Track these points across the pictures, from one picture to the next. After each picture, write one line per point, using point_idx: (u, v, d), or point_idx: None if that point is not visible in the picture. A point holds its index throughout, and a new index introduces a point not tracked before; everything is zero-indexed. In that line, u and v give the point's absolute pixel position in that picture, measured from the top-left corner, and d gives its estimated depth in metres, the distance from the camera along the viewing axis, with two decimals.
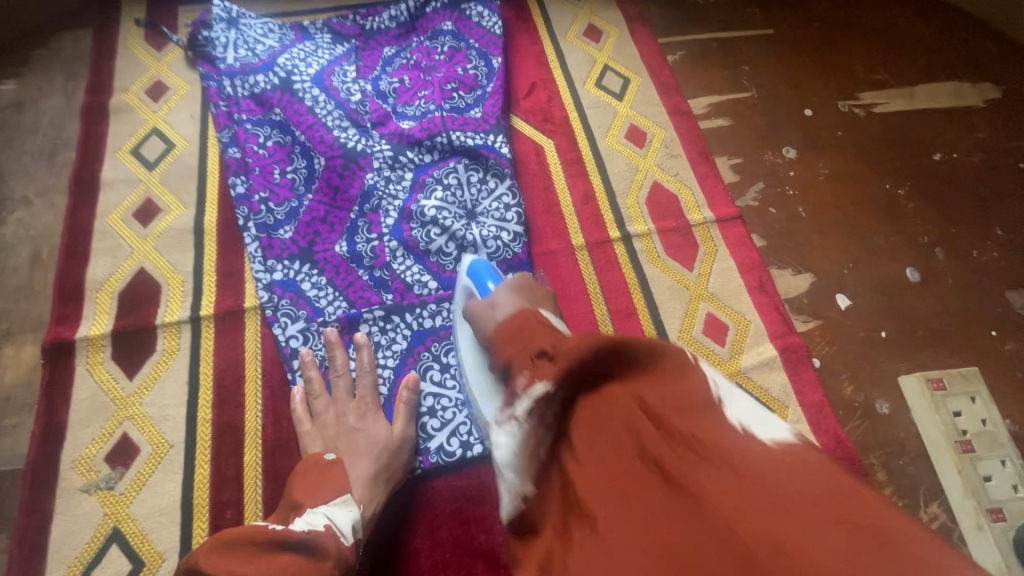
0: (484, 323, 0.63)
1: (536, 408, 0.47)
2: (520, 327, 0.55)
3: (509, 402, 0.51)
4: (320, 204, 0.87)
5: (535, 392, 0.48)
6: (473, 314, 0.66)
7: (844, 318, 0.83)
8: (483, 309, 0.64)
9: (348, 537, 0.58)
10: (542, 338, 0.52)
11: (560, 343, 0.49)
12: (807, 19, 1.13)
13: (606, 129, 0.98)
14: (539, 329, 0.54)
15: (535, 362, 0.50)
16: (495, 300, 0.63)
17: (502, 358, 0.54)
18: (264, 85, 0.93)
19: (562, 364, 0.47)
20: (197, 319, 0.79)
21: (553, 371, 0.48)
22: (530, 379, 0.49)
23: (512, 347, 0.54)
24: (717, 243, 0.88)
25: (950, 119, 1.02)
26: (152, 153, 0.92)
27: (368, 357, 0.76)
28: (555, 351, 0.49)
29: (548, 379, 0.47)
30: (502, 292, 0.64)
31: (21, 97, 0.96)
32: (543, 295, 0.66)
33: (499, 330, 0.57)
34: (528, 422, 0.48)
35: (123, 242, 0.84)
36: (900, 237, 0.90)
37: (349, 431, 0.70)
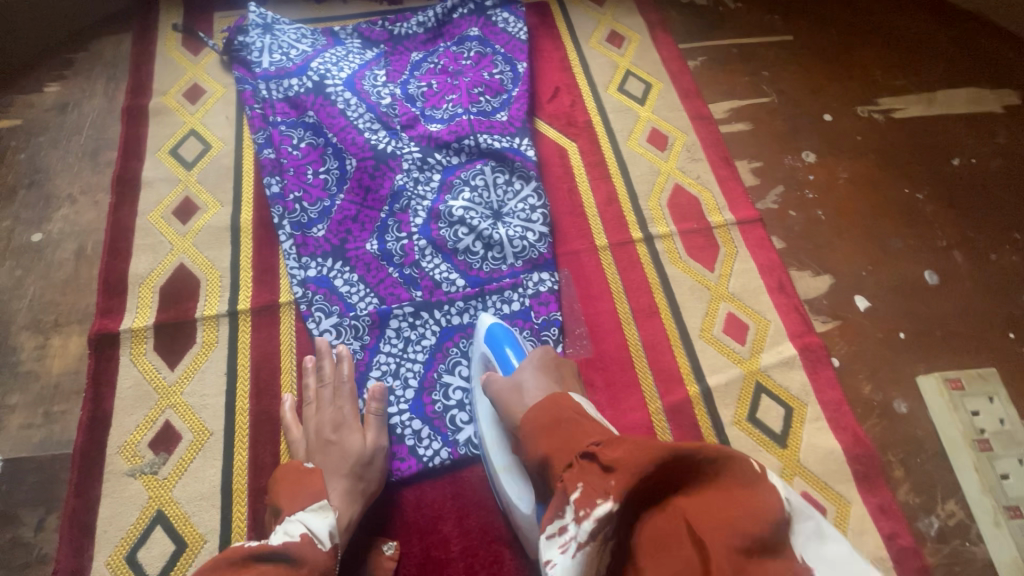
0: (511, 409, 0.63)
1: (596, 530, 0.40)
2: (558, 419, 0.52)
3: (560, 515, 0.42)
4: (352, 204, 0.90)
5: (597, 513, 0.40)
6: (496, 396, 0.66)
7: (863, 319, 0.85)
8: (510, 392, 0.64)
9: (325, 541, 0.59)
10: (584, 438, 0.48)
11: (610, 446, 0.44)
12: (826, 25, 1.15)
13: (628, 133, 1.00)
14: (576, 428, 0.50)
15: (582, 465, 0.45)
16: (522, 382, 0.64)
17: (540, 456, 0.50)
18: (298, 88, 0.96)
19: (620, 480, 0.41)
20: (234, 313, 0.82)
21: (614, 486, 0.41)
22: (586, 493, 0.42)
23: (550, 445, 0.49)
24: (738, 245, 0.90)
25: (969, 124, 1.03)
26: (190, 153, 0.95)
27: (348, 367, 0.76)
28: (608, 456, 0.43)
29: (615, 496, 0.41)
30: (528, 371, 0.65)
31: (65, 98, 1.00)
32: (569, 372, 0.66)
33: (532, 420, 0.53)
34: (591, 547, 0.40)
35: (163, 238, 0.87)
36: (918, 240, 0.92)
37: (326, 443, 0.71)
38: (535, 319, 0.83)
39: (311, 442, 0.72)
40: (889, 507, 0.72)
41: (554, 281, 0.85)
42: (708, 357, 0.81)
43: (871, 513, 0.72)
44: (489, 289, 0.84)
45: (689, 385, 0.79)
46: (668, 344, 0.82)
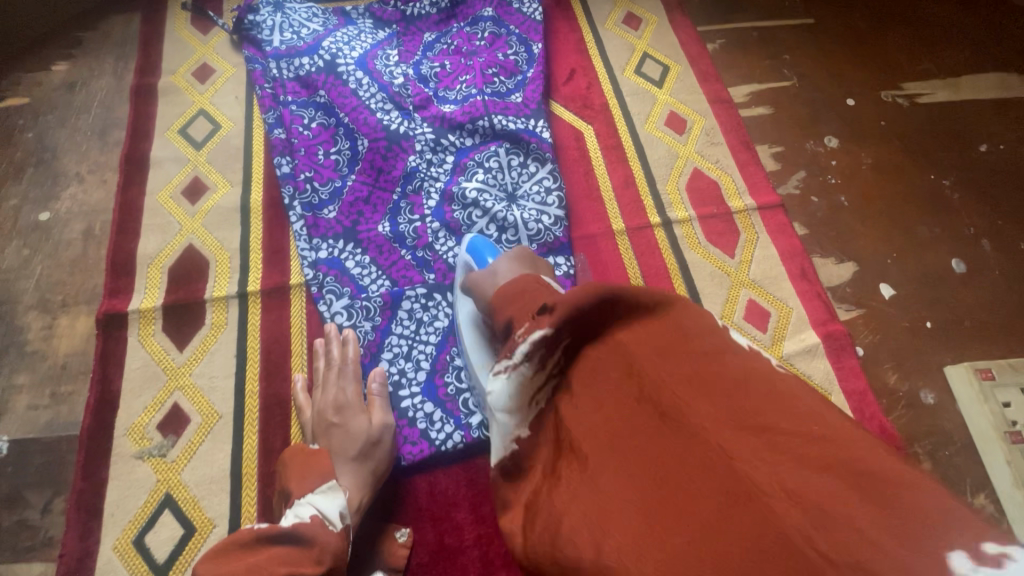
0: (483, 291, 0.62)
1: (535, 352, 0.45)
2: (524, 288, 0.51)
3: (507, 352, 0.47)
4: (363, 185, 0.88)
5: (534, 337, 0.45)
6: (472, 285, 0.65)
7: (888, 307, 0.82)
8: (483, 279, 0.63)
9: (336, 521, 0.58)
10: (543, 295, 0.49)
11: (562, 293, 0.47)
12: (848, 9, 1.11)
13: (646, 116, 0.98)
14: (542, 291, 0.50)
15: (536, 311, 0.47)
16: (495, 270, 0.63)
17: (501, 319, 0.51)
18: (309, 67, 0.94)
19: (561, 312, 0.45)
20: (244, 295, 0.80)
21: (554, 318, 0.45)
22: (531, 328, 0.46)
23: (514, 312, 0.49)
24: (758, 230, 0.87)
25: (997, 110, 1.00)
26: (199, 133, 0.94)
27: (352, 350, 0.75)
28: (556, 299, 0.46)
29: (550, 325, 0.45)
30: (503, 262, 0.64)
31: (73, 77, 0.99)
32: (544, 266, 0.65)
33: (499, 294, 0.53)
34: (524, 367, 0.46)
35: (172, 219, 0.86)
36: (945, 227, 0.89)
37: (335, 425, 0.68)
38: None
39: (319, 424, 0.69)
40: None
41: (570, 266, 0.83)
42: None
43: None
44: None
45: None
46: None
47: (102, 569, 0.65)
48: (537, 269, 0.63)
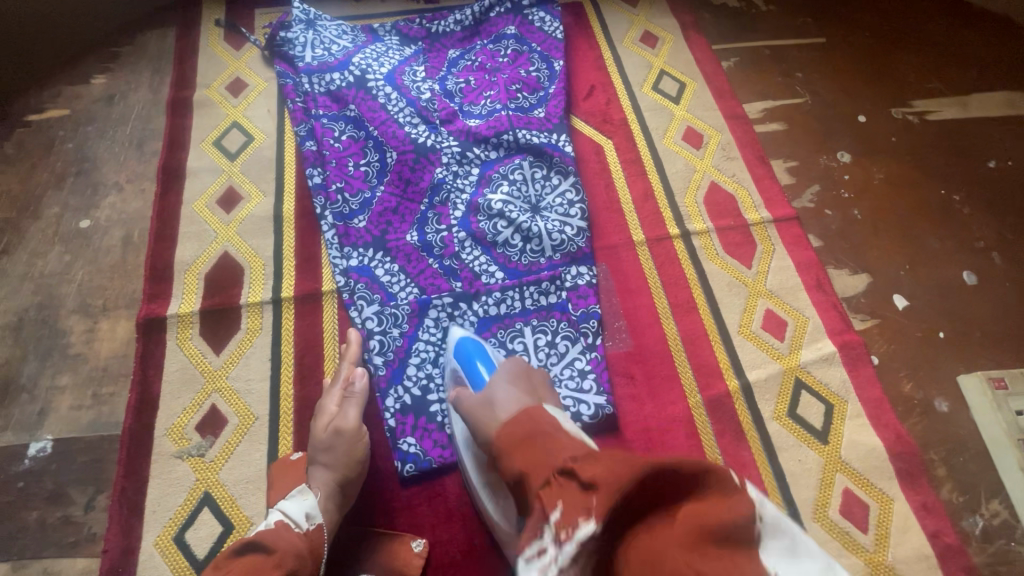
0: (482, 423, 0.60)
1: (582, 553, 0.39)
2: (531, 433, 0.50)
3: (539, 538, 0.41)
4: (392, 195, 0.91)
5: (579, 535, 0.39)
6: (469, 414, 0.62)
7: (902, 318, 0.85)
8: (480, 407, 0.61)
9: (300, 523, 0.61)
10: (555, 455, 0.46)
11: (589, 463, 0.43)
12: (858, 28, 1.15)
13: (663, 131, 1.01)
14: (550, 443, 0.48)
15: (562, 483, 0.43)
16: (493, 398, 0.61)
17: (512, 470, 0.48)
18: (340, 82, 0.98)
19: (604, 497, 0.40)
20: (278, 301, 0.83)
21: (597, 506, 0.40)
22: (564, 514, 0.41)
23: (524, 462, 0.47)
24: (774, 242, 0.90)
25: (1004, 128, 1.03)
26: (233, 145, 0.97)
27: (354, 349, 0.78)
28: (588, 474, 0.42)
29: (595, 516, 0.39)
30: (499, 384, 0.62)
31: (111, 90, 1.02)
32: (541, 384, 0.64)
33: (502, 433, 0.52)
34: (571, 570, 0.39)
35: (207, 227, 0.89)
36: (956, 240, 0.92)
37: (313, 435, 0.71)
38: (574, 311, 0.83)
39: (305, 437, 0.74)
40: (932, 505, 0.72)
41: (593, 275, 0.86)
42: (746, 352, 0.81)
43: (914, 511, 0.71)
44: (528, 281, 0.84)
45: (728, 379, 0.79)
46: (706, 338, 0.82)
47: (143, 565, 0.67)
48: (534, 391, 0.62)
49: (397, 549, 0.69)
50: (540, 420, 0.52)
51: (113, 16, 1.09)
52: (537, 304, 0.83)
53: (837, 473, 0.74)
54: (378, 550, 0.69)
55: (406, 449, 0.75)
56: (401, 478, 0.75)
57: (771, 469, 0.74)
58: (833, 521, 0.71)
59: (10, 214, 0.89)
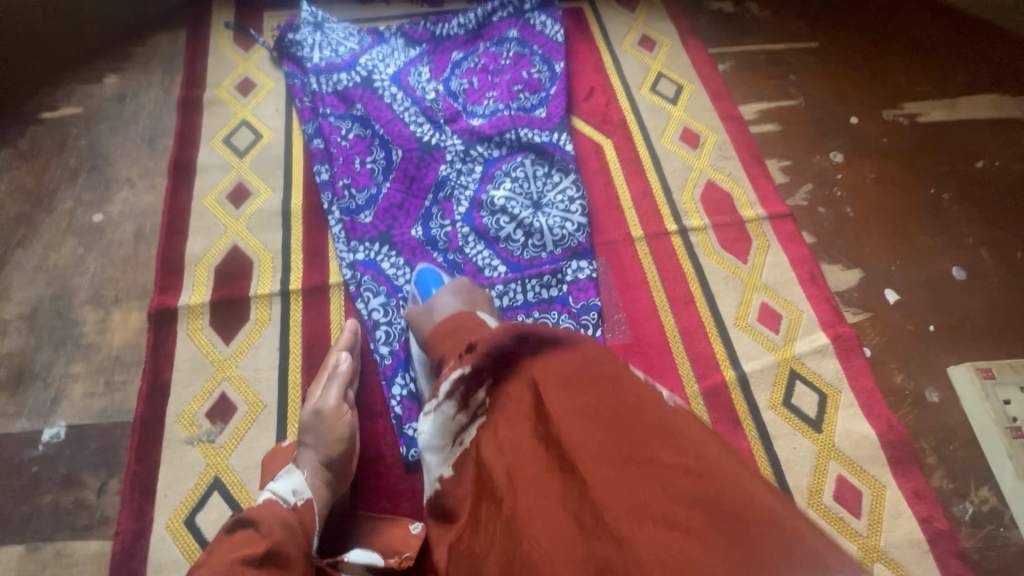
0: (423, 326, 0.64)
1: (456, 388, 0.50)
2: (455, 326, 0.56)
3: (435, 395, 0.52)
4: (397, 191, 0.94)
5: (455, 377, 0.50)
6: (414, 323, 0.66)
7: (893, 311, 0.87)
8: (422, 315, 0.65)
9: (288, 498, 0.60)
10: (469, 337, 0.52)
11: (481, 333, 0.51)
12: (850, 33, 1.19)
13: (661, 131, 1.04)
14: (472, 327, 0.54)
15: (463, 356, 0.51)
16: (433, 305, 0.64)
17: (435, 355, 0.56)
18: (347, 82, 1.00)
19: (479, 352, 0.49)
20: (286, 293, 0.85)
21: (473, 359, 0.50)
22: (455, 368, 0.51)
23: (445, 349, 0.54)
24: (769, 238, 0.93)
25: (991, 129, 1.06)
26: (243, 142, 0.99)
27: (348, 336, 0.80)
28: (477, 343, 0.50)
29: (470, 364, 0.50)
30: (442, 296, 0.66)
31: (123, 89, 1.05)
32: (483, 298, 0.67)
33: (434, 332, 0.58)
34: (449, 408, 0.51)
35: (217, 221, 0.91)
36: (946, 237, 0.94)
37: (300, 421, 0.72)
38: (574, 304, 0.85)
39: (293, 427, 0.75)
40: (923, 491, 0.74)
41: (593, 269, 0.88)
42: (743, 344, 0.84)
43: (906, 497, 0.73)
44: (529, 274, 0.87)
45: (725, 370, 0.82)
46: (703, 330, 0.85)
47: (155, 547, 0.68)
48: (475, 302, 0.65)
49: (394, 531, 0.70)
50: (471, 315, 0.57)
51: (124, 18, 1.11)
52: (538, 297, 0.86)
53: (831, 461, 0.76)
54: (375, 535, 0.69)
55: (411, 435, 0.77)
56: (405, 463, 0.76)
57: (766, 457, 0.76)
58: (827, 507, 0.73)
59: (25, 208, 0.92)
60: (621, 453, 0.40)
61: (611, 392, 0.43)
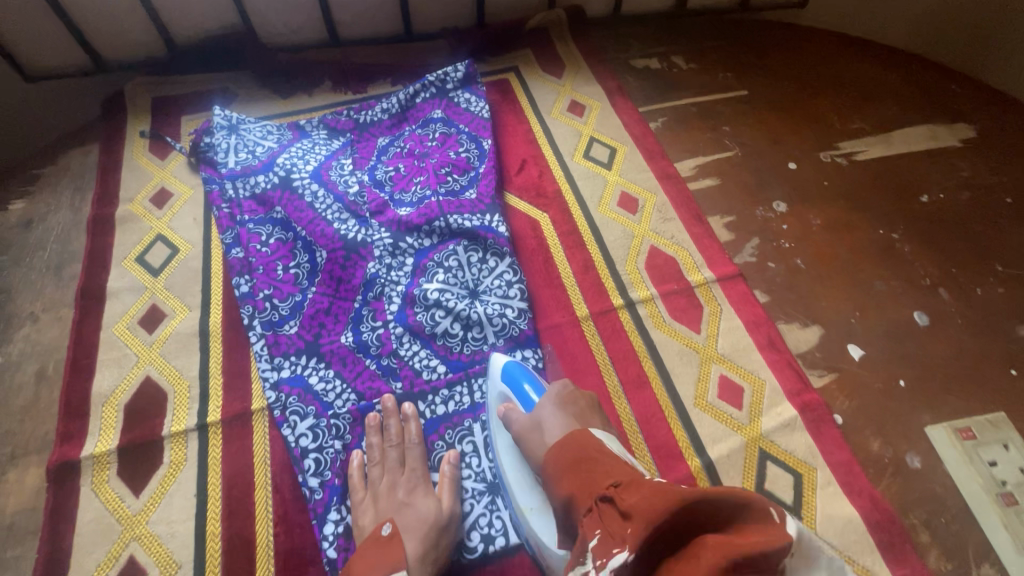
0: (534, 448, 0.67)
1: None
2: (580, 458, 0.59)
3: (580, 564, 0.49)
4: (324, 295, 0.88)
5: (613, 564, 0.46)
6: (519, 434, 0.70)
7: (859, 369, 0.82)
8: (531, 429, 0.68)
9: None
10: (603, 483, 0.55)
11: (627, 492, 0.50)
12: (777, 76, 1.19)
13: (598, 198, 1.00)
14: (598, 467, 0.57)
15: (600, 509, 0.51)
16: (542, 421, 0.68)
17: (564, 494, 0.57)
18: (265, 185, 0.96)
19: (636, 527, 0.46)
20: (204, 427, 0.77)
21: (628, 533, 0.46)
22: (604, 543, 0.48)
23: (573, 489, 0.57)
24: (721, 302, 0.88)
25: (930, 161, 1.05)
26: (157, 259, 0.93)
27: (416, 428, 0.76)
28: (627, 504, 0.49)
29: (628, 545, 0.45)
30: (548, 409, 0.69)
31: (30, 213, 0.99)
32: (589, 403, 0.70)
33: (554, 455, 0.61)
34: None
35: (129, 350, 0.84)
36: (902, 280, 0.90)
37: (397, 504, 0.69)
38: None
39: (388, 513, 0.69)
40: None
41: (539, 358, 0.83)
42: (705, 426, 0.77)
43: None
44: (473, 373, 0.81)
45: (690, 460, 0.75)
46: (661, 416, 0.79)
47: None
48: (584, 414, 0.68)
49: None
50: (588, 443, 0.61)
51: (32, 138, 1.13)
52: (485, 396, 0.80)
53: None
54: None
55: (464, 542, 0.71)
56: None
57: None
58: None
59: None
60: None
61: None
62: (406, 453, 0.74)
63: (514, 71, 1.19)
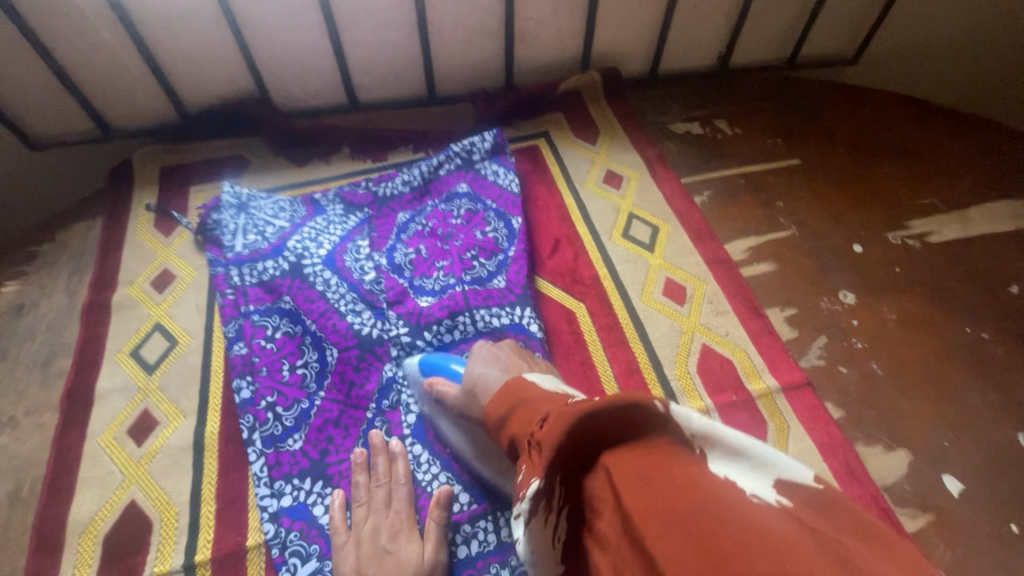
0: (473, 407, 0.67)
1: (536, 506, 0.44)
2: (511, 404, 0.55)
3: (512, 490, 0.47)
4: (333, 403, 0.78)
5: (531, 492, 0.44)
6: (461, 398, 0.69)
7: (959, 508, 0.69)
8: (468, 398, 0.68)
9: None
10: (532, 416, 0.51)
11: (542, 420, 0.47)
12: (833, 144, 1.09)
13: (640, 286, 0.90)
14: (527, 406, 0.53)
15: (528, 445, 0.48)
16: (473, 379, 0.68)
17: (504, 439, 0.55)
18: (273, 271, 0.87)
19: (546, 453, 0.44)
20: (191, 567, 0.67)
21: (541, 461, 0.45)
22: (528, 475, 0.46)
23: (512, 428, 0.53)
24: (788, 418, 0.76)
25: (1017, 244, 0.93)
26: (153, 353, 0.84)
27: (403, 468, 0.71)
28: (539, 431, 0.47)
29: (540, 471, 0.44)
30: (477, 365, 0.69)
31: (22, 297, 0.92)
32: (513, 356, 0.70)
33: (492, 407, 0.57)
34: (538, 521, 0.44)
35: (114, 467, 0.74)
36: (1000, 392, 0.78)
37: (378, 551, 0.63)
38: None
39: (367, 563, 0.62)
40: None
41: None
42: None
43: None
44: (501, 504, 0.70)
45: None
46: None
47: None
48: (512, 364, 0.68)
49: None
50: (518, 390, 0.56)
51: (46, 204, 1.09)
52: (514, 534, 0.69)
53: None
54: None
55: None
56: None
57: None
58: None
59: None
60: (696, 542, 0.35)
61: (678, 470, 0.40)
62: (391, 495, 0.69)
63: (545, 137, 1.11)
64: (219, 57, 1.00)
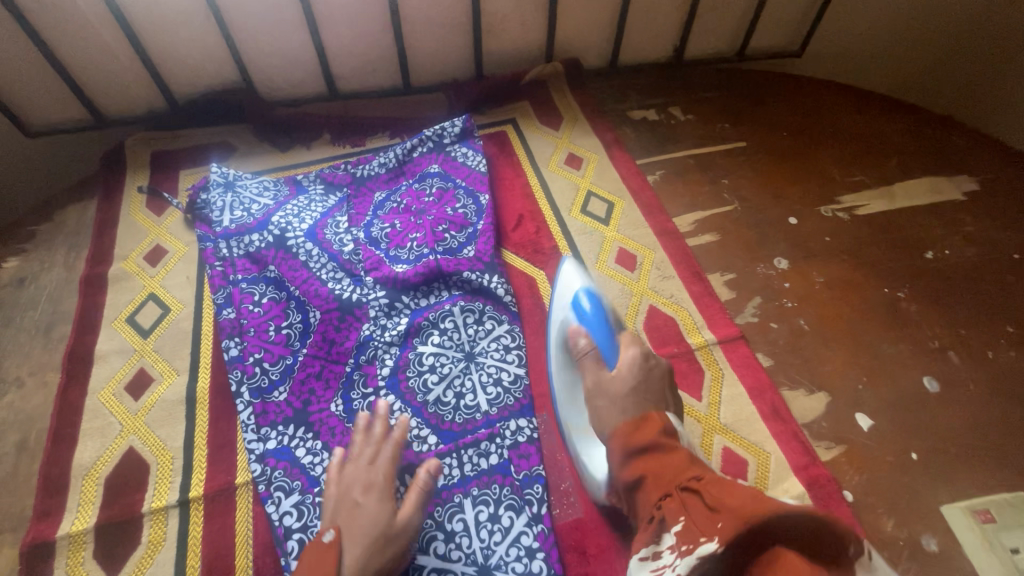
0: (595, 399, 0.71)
1: (697, 564, 0.47)
2: (652, 443, 0.61)
3: (657, 545, 0.53)
4: (316, 359, 0.85)
5: (699, 551, 0.48)
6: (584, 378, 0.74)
7: (868, 440, 0.78)
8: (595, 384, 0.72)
9: None
10: (678, 474, 0.57)
11: (715, 490, 0.52)
12: (777, 128, 1.18)
13: (596, 255, 0.99)
14: (675, 456, 0.59)
15: (682, 498, 0.54)
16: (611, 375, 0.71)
17: (636, 474, 0.60)
18: (258, 243, 0.94)
19: (725, 524, 0.47)
20: (185, 502, 0.75)
21: (717, 529, 0.48)
22: (688, 532, 0.51)
23: (650, 469, 0.60)
24: (723, 367, 0.85)
25: (933, 215, 1.03)
26: (148, 319, 0.92)
27: (399, 433, 0.72)
28: (714, 501, 0.50)
29: (716, 539, 0.47)
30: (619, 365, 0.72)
31: (23, 272, 0.98)
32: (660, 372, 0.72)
33: (629, 438, 0.63)
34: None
35: (113, 419, 0.81)
36: (910, 343, 0.87)
37: (350, 504, 0.66)
38: (516, 474, 0.76)
39: (340, 517, 0.66)
40: None
41: (534, 429, 0.80)
42: None
43: None
44: (464, 443, 0.78)
45: None
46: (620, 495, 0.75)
47: None
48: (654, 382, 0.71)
49: None
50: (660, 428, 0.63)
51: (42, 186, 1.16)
52: (475, 470, 0.76)
53: None
54: None
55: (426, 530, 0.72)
56: None
57: None
58: None
59: None
60: None
61: None
62: (377, 453, 0.71)
63: (513, 124, 1.19)
64: (206, 50, 1.07)
